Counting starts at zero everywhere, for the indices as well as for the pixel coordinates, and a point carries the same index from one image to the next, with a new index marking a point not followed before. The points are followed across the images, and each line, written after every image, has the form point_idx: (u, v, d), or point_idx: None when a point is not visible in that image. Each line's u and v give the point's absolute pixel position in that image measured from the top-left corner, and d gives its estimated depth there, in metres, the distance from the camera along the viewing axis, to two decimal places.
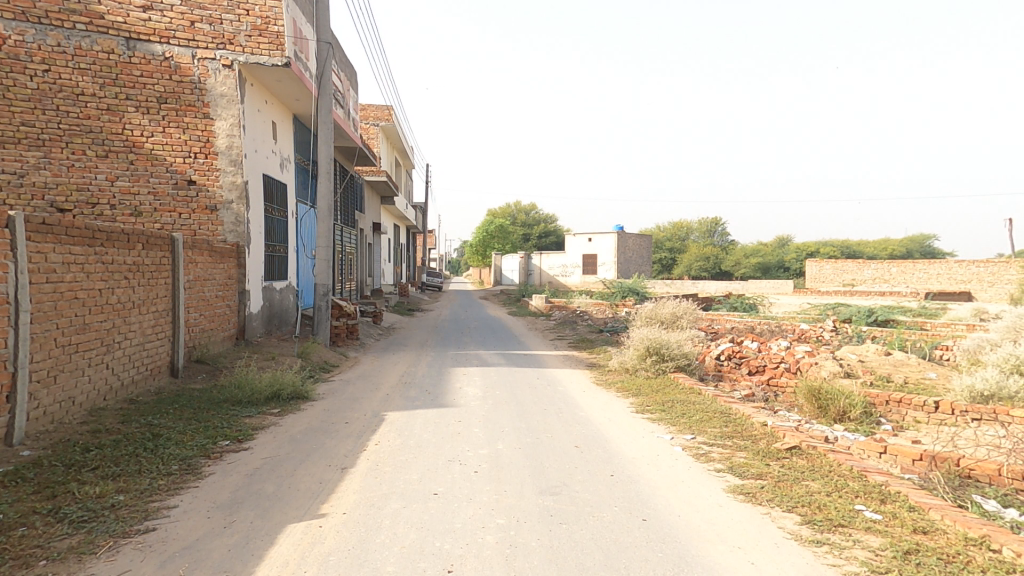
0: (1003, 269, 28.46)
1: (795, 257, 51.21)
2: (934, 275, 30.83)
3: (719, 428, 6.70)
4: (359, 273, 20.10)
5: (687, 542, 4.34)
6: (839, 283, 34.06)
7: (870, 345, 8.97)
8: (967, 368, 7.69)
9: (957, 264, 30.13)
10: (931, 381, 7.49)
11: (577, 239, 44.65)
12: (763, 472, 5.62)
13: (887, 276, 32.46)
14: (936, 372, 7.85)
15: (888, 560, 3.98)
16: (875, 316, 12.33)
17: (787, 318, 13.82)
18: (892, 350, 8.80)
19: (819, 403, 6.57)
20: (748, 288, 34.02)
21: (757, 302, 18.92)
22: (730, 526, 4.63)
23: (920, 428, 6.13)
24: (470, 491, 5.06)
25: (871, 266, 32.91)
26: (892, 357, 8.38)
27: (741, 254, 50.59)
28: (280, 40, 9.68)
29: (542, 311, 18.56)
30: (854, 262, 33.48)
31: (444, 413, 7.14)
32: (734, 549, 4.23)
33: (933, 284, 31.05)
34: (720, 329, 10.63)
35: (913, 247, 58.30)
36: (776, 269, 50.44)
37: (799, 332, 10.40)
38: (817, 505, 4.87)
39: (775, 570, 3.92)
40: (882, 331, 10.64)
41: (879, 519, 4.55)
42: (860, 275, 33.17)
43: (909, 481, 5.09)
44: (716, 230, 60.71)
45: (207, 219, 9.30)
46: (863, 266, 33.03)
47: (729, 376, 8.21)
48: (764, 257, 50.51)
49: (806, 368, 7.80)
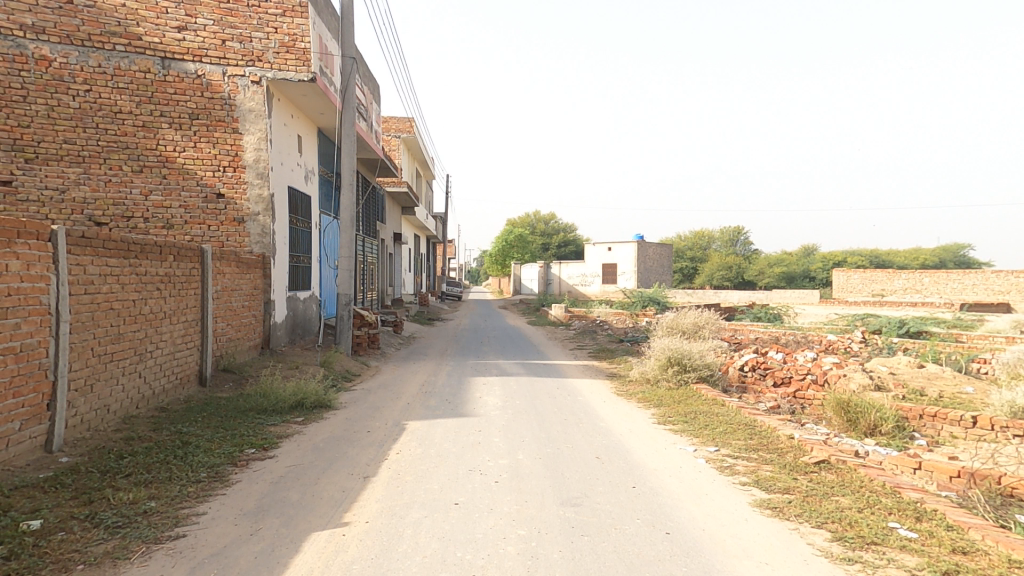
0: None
1: (819, 266, 49.71)
2: (970, 285, 29.78)
3: (744, 441, 6.57)
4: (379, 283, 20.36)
5: (713, 558, 4.25)
6: (867, 293, 33.18)
7: (901, 357, 8.68)
8: (1007, 382, 7.39)
9: (994, 275, 29.08)
10: (968, 395, 7.21)
11: (596, 248, 44.43)
12: (790, 486, 5.49)
13: (919, 286, 31.36)
14: (973, 386, 7.54)
15: None
16: (906, 327, 11.97)
17: (814, 328, 13.52)
18: (925, 363, 8.49)
19: (848, 416, 6.40)
20: (772, 297, 33.49)
21: (782, 312, 18.55)
22: (757, 542, 4.52)
23: (957, 444, 5.88)
24: (491, 501, 5.05)
25: (900, 276, 32.10)
26: (925, 369, 8.10)
27: (763, 263, 49.65)
28: (306, 56, 9.94)
29: (561, 320, 18.52)
30: (884, 271, 32.52)
31: (464, 423, 7.15)
32: (761, 565, 4.13)
33: (969, 295, 30.01)
34: (744, 339, 10.42)
35: (944, 256, 56.47)
36: (801, 279, 49.53)
37: (826, 343, 10.15)
38: (848, 522, 4.73)
39: None
40: (915, 343, 10.30)
41: (915, 538, 4.40)
42: (890, 284, 32.26)
43: (946, 498, 4.90)
44: (736, 240, 59.88)
45: (235, 231, 9.55)
46: (893, 275, 32.15)
47: (754, 388, 8.02)
48: (788, 265, 49.61)
49: (834, 380, 7.58)
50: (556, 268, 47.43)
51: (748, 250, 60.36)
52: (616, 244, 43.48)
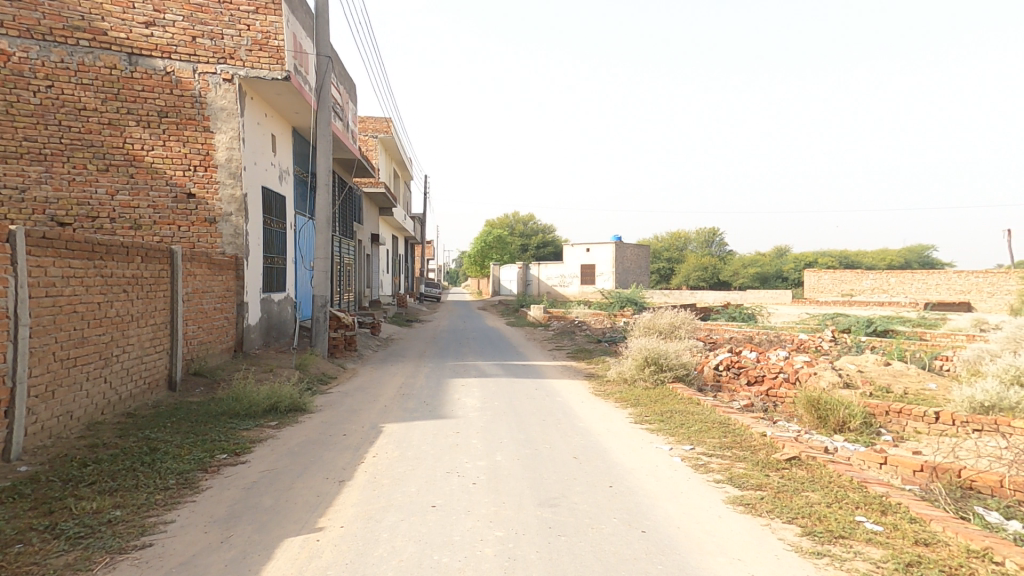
0: (1002, 279, 28.67)
1: (790, 268, 50.95)
2: (933, 285, 30.81)
3: (719, 439, 6.69)
4: (357, 285, 20.14)
5: (687, 555, 4.31)
6: (837, 293, 34.12)
7: (869, 355, 8.95)
8: (966, 378, 7.68)
9: (955, 275, 30.09)
10: (931, 392, 7.47)
11: (575, 250, 44.70)
12: (763, 483, 5.61)
13: (885, 286, 32.36)
14: (935, 383, 7.82)
15: (889, 572, 3.96)
16: (873, 326, 12.36)
17: (786, 328, 13.85)
18: (891, 361, 8.77)
19: (818, 413, 6.57)
20: (747, 297, 34.20)
21: (756, 311, 18.98)
22: (730, 538, 4.60)
23: (920, 439, 6.08)
24: (469, 504, 5.04)
25: (868, 276, 33.09)
26: (891, 367, 8.36)
27: (738, 264, 50.64)
28: (280, 55, 9.79)
29: (539, 321, 18.60)
30: (853, 272, 33.46)
31: (443, 424, 7.12)
32: (735, 562, 4.20)
33: (932, 294, 31.03)
34: (719, 339, 10.60)
35: (910, 257, 58.39)
36: (774, 280, 50.71)
37: (797, 341, 10.40)
38: (817, 517, 4.85)
39: None
40: (881, 341, 10.63)
41: (880, 531, 4.54)
42: (858, 284, 33.23)
43: (909, 492, 5.06)
44: (712, 241, 60.95)
45: (206, 231, 9.34)
46: (861, 275, 33.12)
47: (728, 387, 8.17)
48: (762, 266, 50.70)
49: (805, 378, 7.77)
50: (535, 270, 47.58)
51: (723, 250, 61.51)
52: (595, 245, 43.83)
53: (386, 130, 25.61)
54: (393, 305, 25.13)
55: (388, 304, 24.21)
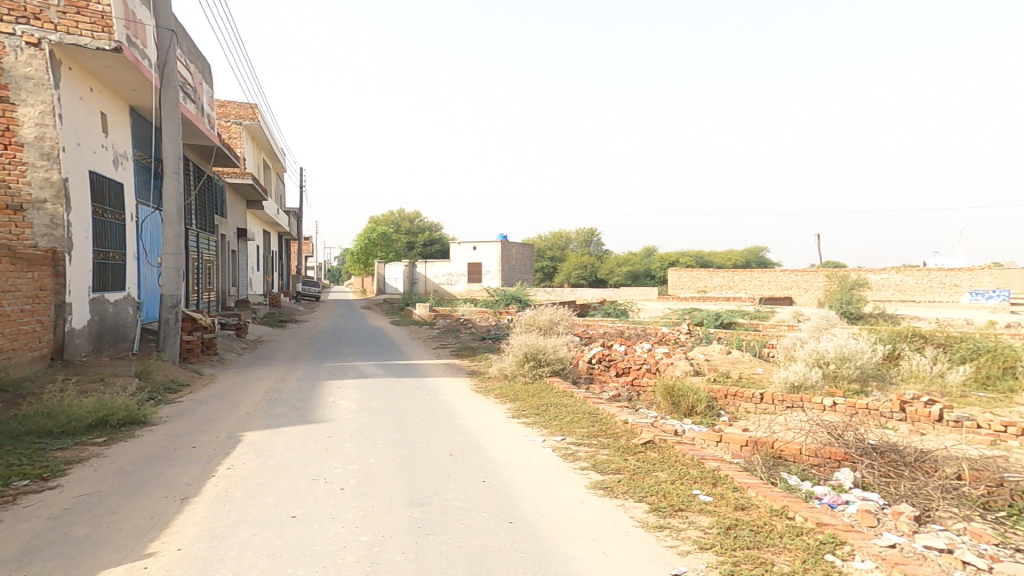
0: (814, 278, 34.00)
1: (660, 266, 55.47)
2: (767, 283, 35.31)
3: (587, 428, 7.11)
4: (220, 283, 18.39)
5: (549, 541, 4.52)
6: (695, 290, 37.85)
7: (715, 345, 10.09)
8: (784, 362, 8.95)
9: (782, 273, 34.99)
10: (759, 374, 8.62)
11: (461, 248, 44.90)
12: (621, 467, 6.07)
13: (732, 284, 36.31)
14: (763, 367, 9.04)
15: (713, 537, 4.48)
16: (721, 319, 14.02)
17: (651, 322, 15.23)
18: (732, 349, 9.97)
19: (673, 400, 7.24)
20: (620, 294, 36.92)
21: (628, 307, 20.60)
22: (588, 521, 4.92)
23: (750, 417, 6.96)
24: (334, 510, 4.85)
25: (718, 275, 37.02)
26: (731, 355, 9.49)
27: (613, 263, 54.32)
28: (103, 21, 8.69)
29: (425, 319, 18.44)
30: (707, 270, 37.29)
31: (313, 429, 6.77)
32: (590, 542, 4.50)
33: (766, 291, 35.59)
34: (593, 334, 11.30)
35: (751, 260, 67.53)
36: (644, 277, 54.71)
37: (659, 334, 11.44)
38: (663, 493, 5.35)
39: (622, 559, 4.23)
40: (725, 333, 12.07)
41: (710, 501, 5.11)
42: (710, 282, 37.19)
43: (736, 464, 5.77)
44: (594, 241, 64.72)
45: (9, 220, 7.94)
46: (713, 274, 37.02)
47: (599, 379, 8.74)
48: (635, 265, 55.02)
49: (664, 368, 8.54)
50: (423, 268, 47.10)
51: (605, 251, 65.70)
52: (481, 244, 44.52)
53: (251, 117, 23.79)
54: (265, 305, 23.38)
55: (259, 304, 22.44)
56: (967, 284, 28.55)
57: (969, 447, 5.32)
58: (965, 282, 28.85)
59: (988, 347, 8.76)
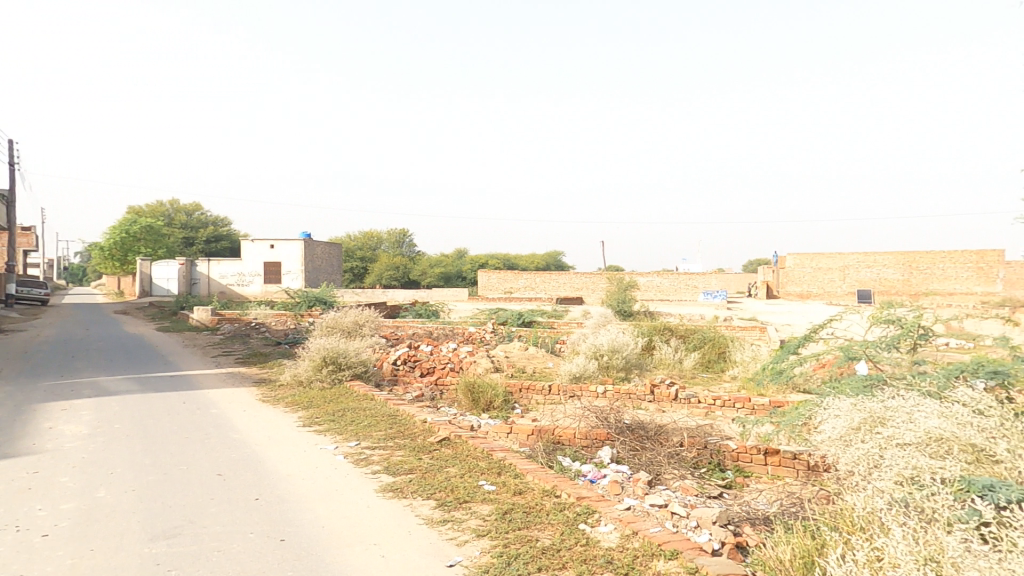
0: (598, 279, 39.18)
1: (470, 269, 58.16)
2: (562, 283, 39.16)
3: (385, 431, 6.84)
4: None
5: (323, 553, 4.13)
6: (502, 291, 40.43)
7: (516, 343, 10.75)
8: (571, 355, 9.74)
9: (574, 276, 39.43)
10: (550, 368, 9.42)
11: (255, 245, 39.19)
12: (414, 467, 5.91)
13: (534, 284, 39.52)
14: (553, 360, 9.89)
15: (491, 523, 4.60)
16: (522, 317, 15.04)
17: (461, 322, 15.76)
18: (530, 346, 10.73)
19: (472, 396, 7.41)
20: (434, 294, 37.66)
21: (440, 308, 21.03)
22: (372, 525, 4.64)
23: (539, 408, 7.48)
24: (27, 565, 3.72)
25: (524, 276, 39.76)
26: (528, 351, 10.17)
27: (427, 265, 53.84)
28: None
29: (209, 325, 16.04)
30: (511, 272, 39.81)
31: (14, 467, 5.20)
32: (369, 546, 4.25)
33: (562, 291, 39.43)
34: (402, 335, 11.14)
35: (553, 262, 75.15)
36: (457, 279, 56.35)
37: (467, 334, 11.81)
38: (450, 488, 5.34)
39: (401, 559, 4.06)
40: (526, 331, 12.97)
41: (493, 490, 5.27)
42: (515, 283, 40.02)
43: (521, 453, 6.09)
44: (404, 242, 62.87)
45: None
46: (517, 276, 39.62)
47: (403, 380, 8.57)
48: (446, 266, 56.26)
49: (467, 366, 8.77)
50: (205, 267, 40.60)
51: (413, 253, 64.33)
52: (280, 242, 39.89)
53: None
54: None
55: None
56: (702, 285, 35.26)
57: (688, 419, 6.35)
58: (701, 284, 35.49)
59: (711, 336, 10.85)
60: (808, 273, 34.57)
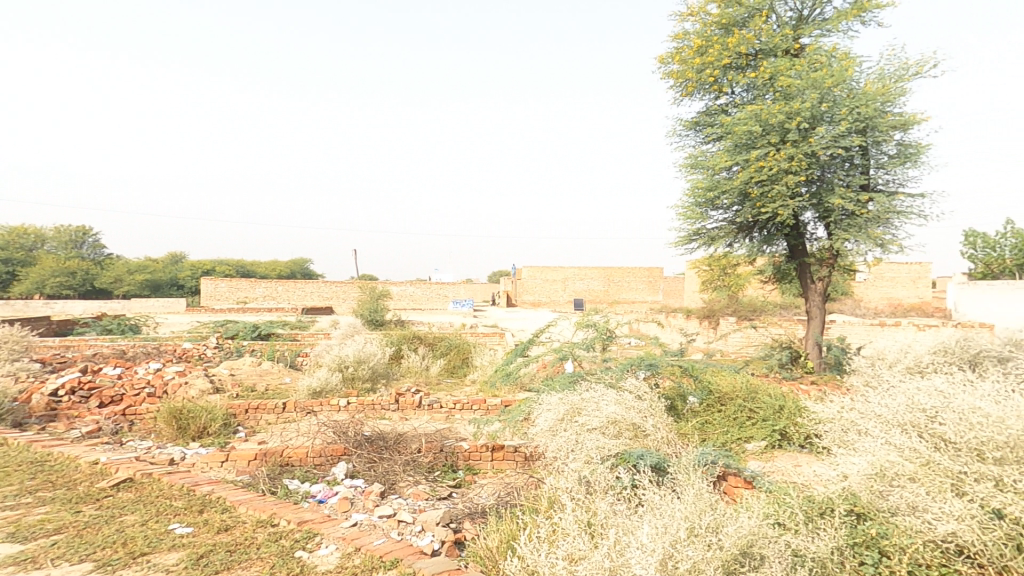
0: (349, 289, 37.17)
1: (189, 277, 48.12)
2: (308, 292, 36.15)
3: (21, 484, 4.87)
4: None
5: None
6: (232, 300, 35.01)
7: (244, 359, 9.58)
8: (310, 368, 9.35)
9: (322, 285, 36.69)
10: (285, 385, 8.63)
11: None
12: (63, 524, 4.26)
13: (274, 292, 35.41)
14: (290, 376, 9.24)
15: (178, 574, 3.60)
16: (257, 332, 13.64)
17: (172, 338, 13.04)
18: (261, 360, 9.82)
19: (177, 424, 6.05)
20: (131, 305, 30.43)
21: (139, 324, 16.95)
22: None
23: (268, 429, 6.54)
24: None
25: (261, 284, 35.48)
26: (259, 367, 9.31)
27: (121, 267, 38.94)
28: None
29: None
30: (246, 281, 34.99)
31: None
32: None
33: (308, 300, 36.32)
34: (75, 357, 8.55)
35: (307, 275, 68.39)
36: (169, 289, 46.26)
37: (179, 352, 9.80)
38: (122, 541, 4.03)
39: None
40: (261, 344, 11.55)
41: (187, 533, 4.19)
42: (250, 292, 35.12)
43: (235, 483, 5.11)
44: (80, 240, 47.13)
45: None
46: (253, 284, 35.08)
47: (69, 415, 6.49)
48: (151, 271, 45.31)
49: (173, 390, 7.22)
50: None
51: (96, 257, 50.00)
52: None
53: None
54: None
55: None
56: (452, 294, 37.12)
57: (428, 424, 6.40)
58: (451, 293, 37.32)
59: (457, 344, 11.47)
60: (539, 284, 39.62)
